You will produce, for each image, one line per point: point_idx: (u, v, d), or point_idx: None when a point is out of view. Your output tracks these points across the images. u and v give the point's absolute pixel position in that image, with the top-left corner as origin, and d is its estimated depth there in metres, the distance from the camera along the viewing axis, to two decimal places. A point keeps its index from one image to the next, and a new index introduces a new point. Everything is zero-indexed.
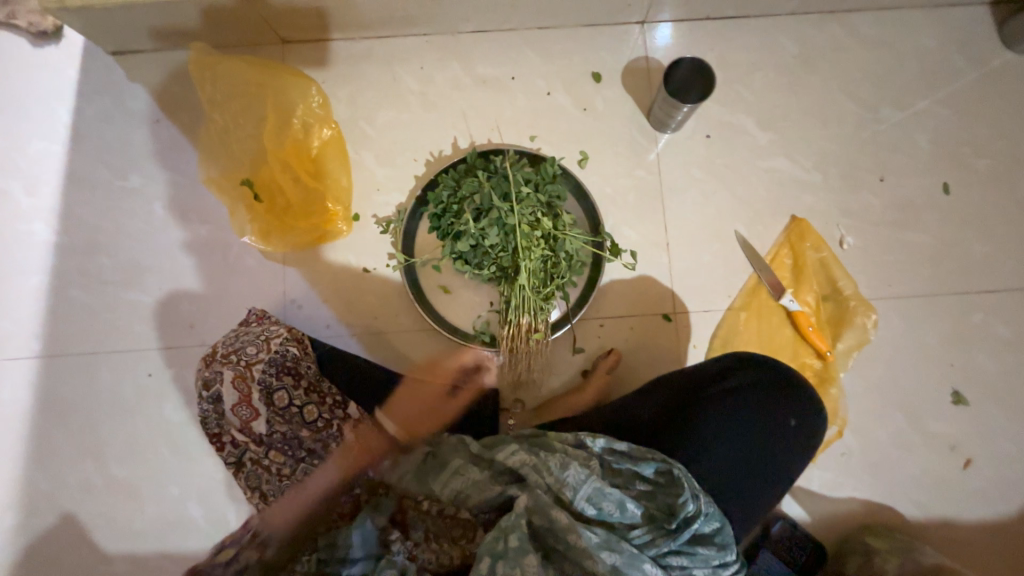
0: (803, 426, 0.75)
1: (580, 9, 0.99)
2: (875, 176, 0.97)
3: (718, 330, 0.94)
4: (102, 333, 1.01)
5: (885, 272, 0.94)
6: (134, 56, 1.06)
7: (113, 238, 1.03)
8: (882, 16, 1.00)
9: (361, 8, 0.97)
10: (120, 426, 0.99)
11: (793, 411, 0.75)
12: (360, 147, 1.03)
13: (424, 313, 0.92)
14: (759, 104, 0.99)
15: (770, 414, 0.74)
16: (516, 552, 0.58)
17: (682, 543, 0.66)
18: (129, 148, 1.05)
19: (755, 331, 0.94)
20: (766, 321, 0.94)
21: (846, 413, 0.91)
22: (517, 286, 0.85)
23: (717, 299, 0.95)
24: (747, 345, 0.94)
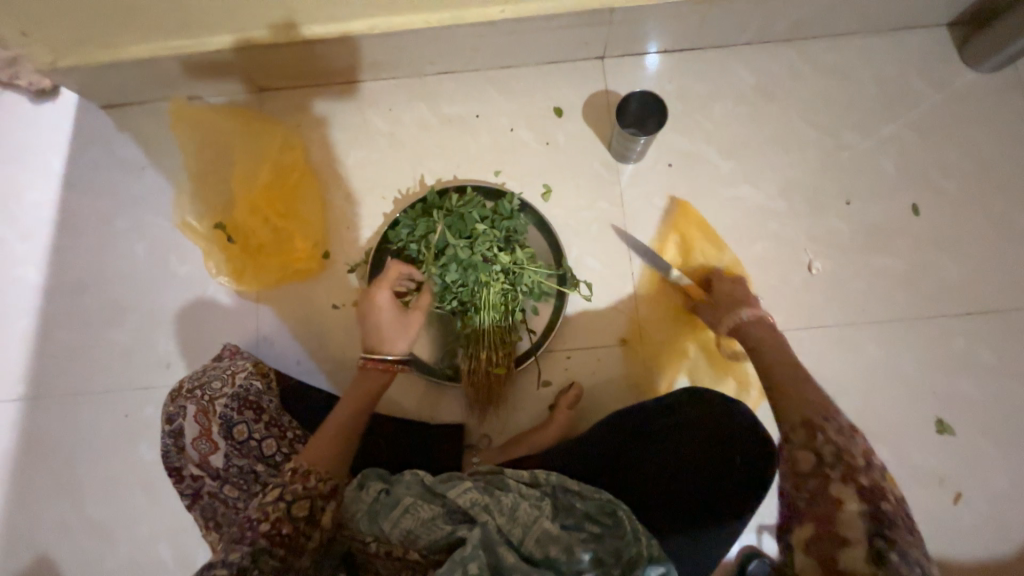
0: None
1: (539, 49, 1.02)
2: (841, 200, 0.96)
3: (619, 319, 0.95)
4: (83, 374, 1.04)
5: (857, 296, 0.92)
6: (122, 109, 1.12)
7: (98, 280, 1.07)
8: (840, 42, 1.01)
9: (329, 57, 1.02)
10: (97, 466, 1.00)
11: (743, 449, 0.70)
12: (330, 186, 1.05)
13: None
14: (719, 132, 1.00)
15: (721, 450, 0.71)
16: None
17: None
18: (116, 194, 1.10)
19: (655, 313, 0.95)
20: (662, 305, 0.95)
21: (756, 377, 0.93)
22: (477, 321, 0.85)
23: (616, 285, 0.96)
24: (650, 331, 0.94)
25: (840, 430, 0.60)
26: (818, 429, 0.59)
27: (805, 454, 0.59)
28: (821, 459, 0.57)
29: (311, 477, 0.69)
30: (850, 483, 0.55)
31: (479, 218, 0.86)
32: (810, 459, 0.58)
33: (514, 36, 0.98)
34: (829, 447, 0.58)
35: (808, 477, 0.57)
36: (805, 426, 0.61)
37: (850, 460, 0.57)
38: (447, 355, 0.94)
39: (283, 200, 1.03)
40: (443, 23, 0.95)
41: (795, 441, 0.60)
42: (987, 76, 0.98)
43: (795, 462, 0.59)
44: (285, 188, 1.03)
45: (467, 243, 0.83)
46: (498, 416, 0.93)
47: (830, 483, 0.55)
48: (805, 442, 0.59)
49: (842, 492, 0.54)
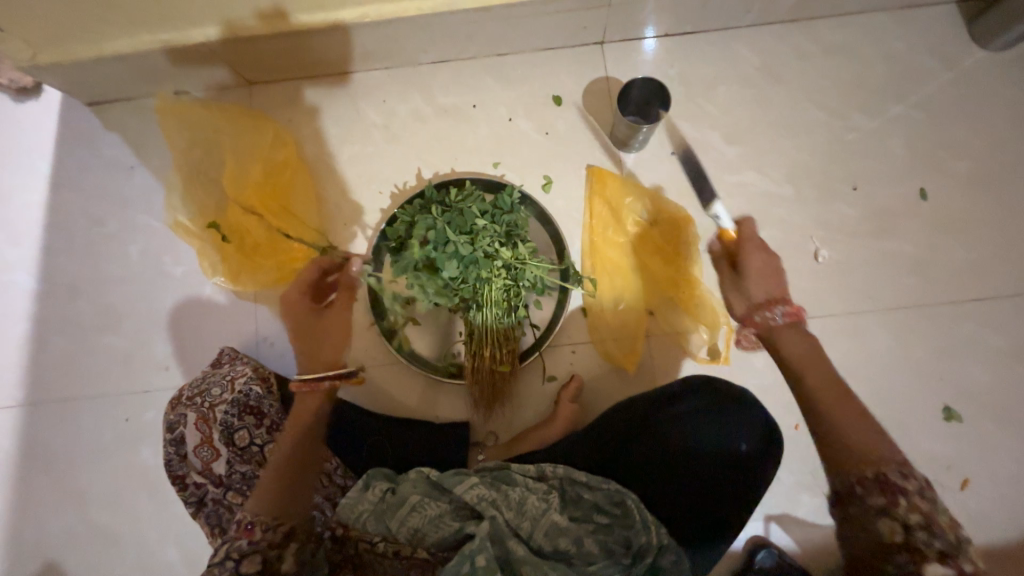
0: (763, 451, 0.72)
1: (537, 34, 0.99)
2: (849, 186, 0.94)
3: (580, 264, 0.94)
4: (82, 379, 1.03)
5: (864, 283, 0.91)
6: (108, 106, 1.09)
7: (93, 284, 1.05)
8: (847, 21, 0.98)
9: (320, 47, 0.98)
10: (101, 471, 1.00)
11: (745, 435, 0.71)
12: (325, 182, 1.03)
13: (390, 345, 0.91)
14: (723, 118, 0.97)
15: (722, 437, 0.71)
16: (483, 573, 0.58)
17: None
18: (106, 195, 1.07)
19: (613, 276, 0.93)
20: (619, 248, 0.94)
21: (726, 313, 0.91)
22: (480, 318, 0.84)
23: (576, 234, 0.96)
24: (611, 276, 0.93)
25: (920, 488, 0.55)
26: (896, 491, 0.54)
27: (888, 522, 0.54)
28: (906, 530, 0.53)
29: (256, 529, 0.64)
30: (948, 564, 0.51)
31: (479, 214, 0.83)
32: (895, 531, 0.53)
33: (511, 22, 0.95)
34: (916, 517, 0.53)
35: (893, 550, 0.53)
36: (881, 486, 0.55)
37: (940, 533, 0.52)
38: (448, 353, 0.93)
39: (276, 198, 1.00)
40: (437, 10, 0.91)
41: (870, 504, 0.56)
42: (997, 54, 0.96)
43: (873, 530, 0.55)
44: (279, 186, 1.01)
45: (467, 240, 0.81)
46: (504, 412, 0.92)
47: (926, 567, 0.51)
48: (886, 510, 0.54)
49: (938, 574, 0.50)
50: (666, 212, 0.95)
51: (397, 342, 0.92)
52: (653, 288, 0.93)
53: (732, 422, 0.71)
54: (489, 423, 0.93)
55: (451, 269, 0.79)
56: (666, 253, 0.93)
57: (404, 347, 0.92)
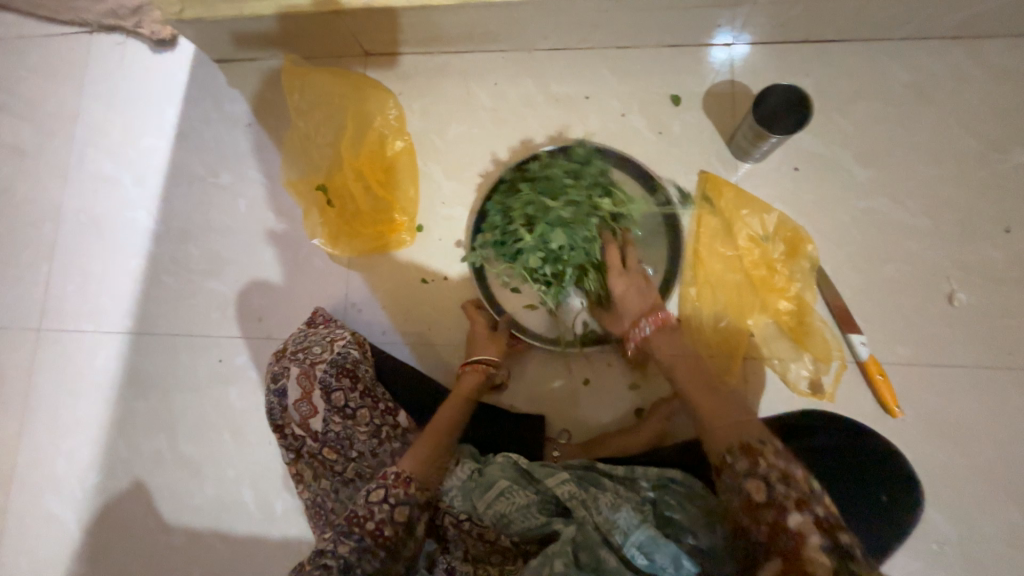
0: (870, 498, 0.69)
1: (664, 29, 0.95)
2: (998, 226, 0.84)
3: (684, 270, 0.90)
4: (183, 316, 1.09)
5: (1001, 336, 0.82)
6: (235, 63, 1.14)
7: (203, 229, 1.11)
8: (1016, 44, 0.88)
9: (443, 24, 0.98)
10: (189, 405, 1.06)
11: (882, 484, 0.70)
12: (429, 159, 1.05)
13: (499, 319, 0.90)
14: (859, 136, 0.90)
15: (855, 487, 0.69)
16: None
17: None
18: (223, 148, 1.13)
19: (717, 295, 0.88)
20: (726, 260, 0.89)
21: (841, 345, 0.84)
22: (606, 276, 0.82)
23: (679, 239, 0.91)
24: (715, 288, 0.89)
25: (776, 449, 0.60)
26: (756, 452, 0.59)
27: (755, 481, 0.57)
28: (771, 486, 0.56)
29: (412, 484, 0.67)
30: (806, 511, 0.55)
31: (562, 173, 0.84)
32: (761, 488, 0.57)
33: (641, 14, 0.91)
34: (774, 471, 0.57)
35: (762, 510, 0.56)
36: (743, 449, 0.60)
37: (796, 484, 0.57)
38: (561, 325, 0.91)
39: (384, 167, 1.01)
40: None
41: (738, 470, 0.59)
42: None
43: (747, 493, 0.58)
44: (388, 157, 1.02)
45: (563, 205, 0.82)
46: (581, 411, 0.91)
47: (786, 513, 0.55)
48: (750, 472, 0.58)
49: (798, 523, 0.55)
50: (785, 232, 0.88)
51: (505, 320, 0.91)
52: (760, 308, 0.87)
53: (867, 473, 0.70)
54: (563, 420, 0.91)
55: (561, 235, 0.80)
56: (778, 278, 0.86)
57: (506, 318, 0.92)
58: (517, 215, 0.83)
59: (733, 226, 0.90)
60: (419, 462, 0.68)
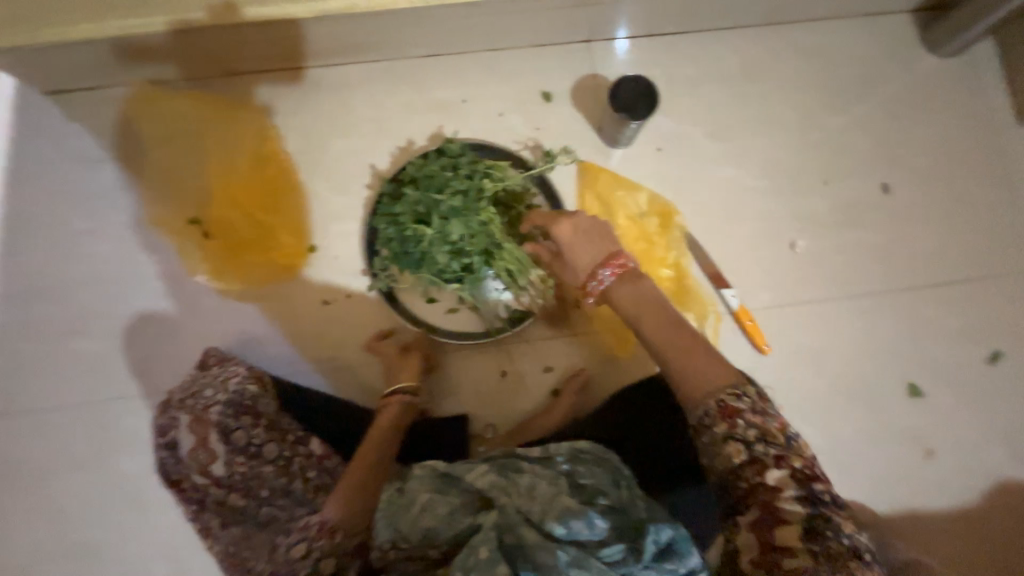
0: None
1: (526, 31, 1.00)
2: (821, 181, 1.00)
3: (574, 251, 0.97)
4: (48, 385, 0.96)
5: (837, 272, 0.97)
6: (69, 94, 1.01)
7: (58, 284, 0.98)
8: (815, 26, 1.04)
9: (305, 38, 0.95)
10: (71, 483, 0.94)
11: None
12: (311, 175, 1.00)
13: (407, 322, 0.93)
14: (706, 116, 1.02)
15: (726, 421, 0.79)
16: (488, 564, 0.59)
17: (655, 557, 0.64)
18: (71, 190, 1.00)
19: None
20: None
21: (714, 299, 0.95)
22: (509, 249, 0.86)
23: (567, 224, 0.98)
24: None
25: (753, 404, 0.63)
26: (734, 412, 0.62)
27: (735, 444, 0.61)
28: (751, 446, 0.60)
29: (337, 532, 0.69)
30: (783, 467, 0.59)
31: (441, 168, 0.87)
32: (739, 449, 0.60)
33: (500, 17, 0.95)
34: (753, 431, 0.61)
35: (742, 470, 0.60)
36: (721, 412, 0.62)
37: (774, 441, 0.61)
38: (477, 321, 0.94)
39: (263, 191, 0.98)
40: (428, 3, 0.89)
41: (716, 433, 0.62)
42: (948, 60, 1.03)
43: (726, 456, 0.61)
44: (265, 179, 0.98)
45: (450, 196, 0.84)
46: (503, 403, 0.93)
47: (764, 471, 0.59)
48: (728, 433, 0.61)
49: (777, 478, 0.58)
50: (656, 207, 0.99)
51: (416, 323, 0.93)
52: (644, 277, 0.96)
53: None
54: (487, 415, 0.93)
55: (458, 226, 0.82)
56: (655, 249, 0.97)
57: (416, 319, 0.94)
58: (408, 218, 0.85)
59: (613, 207, 0.98)
60: (340, 503, 0.72)
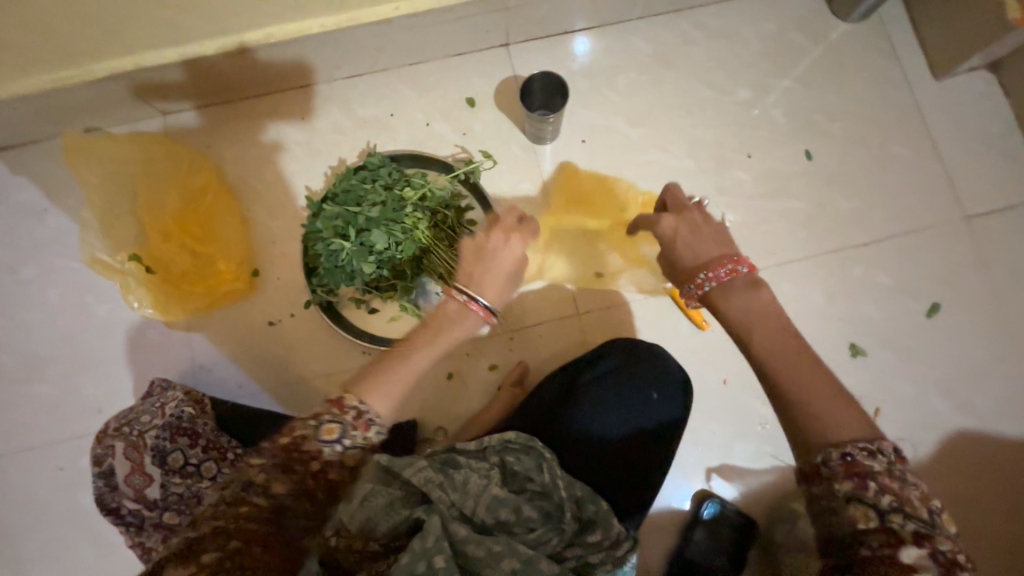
0: (669, 398, 0.78)
1: (443, 41, 1.03)
2: (743, 154, 1.02)
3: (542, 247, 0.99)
4: (7, 432, 0.99)
5: (767, 242, 0.99)
6: (11, 149, 1.05)
7: (10, 332, 1.01)
8: (723, 7, 1.07)
9: (230, 71, 0.99)
10: (34, 525, 0.96)
11: (655, 385, 0.78)
12: (249, 202, 1.03)
13: (348, 334, 0.95)
14: (626, 104, 1.04)
15: (638, 394, 0.78)
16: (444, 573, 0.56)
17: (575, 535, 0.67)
18: (17, 241, 1.03)
19: (570, 271, 0.99)
20: (570, 224, 1.00)
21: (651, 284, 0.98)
22: (434, 254, 0.88)
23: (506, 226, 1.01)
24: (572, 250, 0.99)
25: (887, 465, 0.51)
26: (864, 473, 0.50)
27: (861, 508, 0.49)
28: (882, 515, 0.49)
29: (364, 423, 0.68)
30: (926, 547, 0.47)
31: (360, 182, 0.88)
32: (867, 517, 0.49)
33: (413, 31, 0.99)
34: (888, 497, 0.49)
35: (864, 537, 0.49)
36: (846, 467, 0.51)
37: (915, 514, 0.49)
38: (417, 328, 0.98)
39: (197, 221, 0.98)
40: (339, 25, 0.94)
41: (839, 491, 0.51)
42: (857, 25, 1.05)
43: (847, 520, 0.50)
44: (199, 210, 0.99)
45: (370, 208, 0.85)
46: (450, 404, 0.96)
47: (900, 549, 0.47)
48: (853, 495, 0.50)
49: (915, 559, 0.47)
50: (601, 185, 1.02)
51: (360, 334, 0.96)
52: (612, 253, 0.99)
53: (647, 379, 0.79)
54: (436, 418, 0.96)
55: (380, 235, 0.83)
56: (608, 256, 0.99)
57: (357, 332, 0.97)
58: (330, 232, 0.85)
59: (564, 194, 1.01)
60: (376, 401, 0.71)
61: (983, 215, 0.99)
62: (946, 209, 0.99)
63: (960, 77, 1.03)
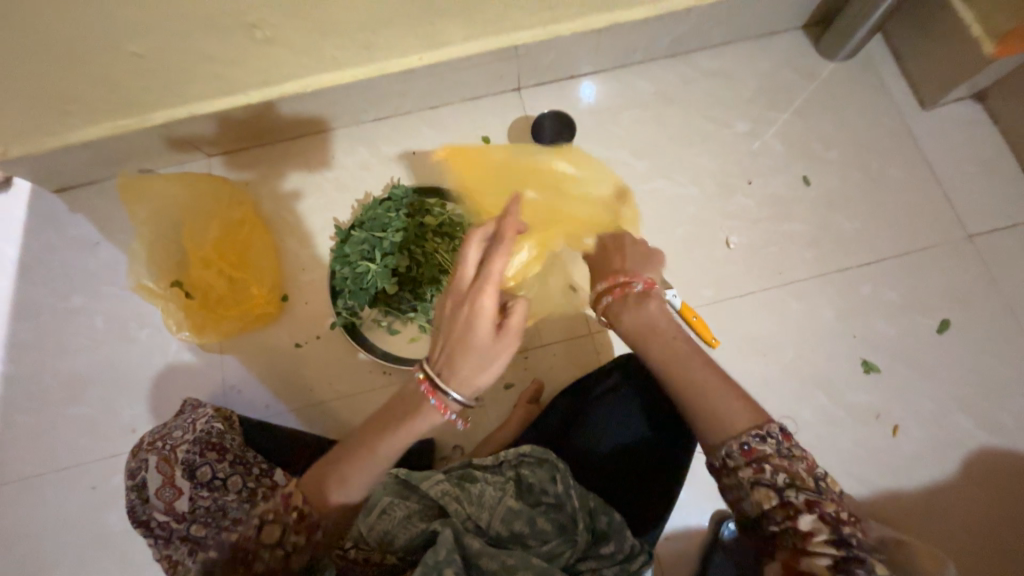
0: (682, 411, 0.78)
1: (461, 86, 1.14)
2: (744, 181, 1.08)
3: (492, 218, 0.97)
4: (49, 452, 1.03)
5: (773, 262, 1.02)
6: (74, 189, 1.16)
7: (59, 356, 1.08)
8: (717, 50, 1.16)
9: (270, 117, 1.10)
10: (67, 544, 0.99)
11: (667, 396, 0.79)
12: (283, 234, 1.12)
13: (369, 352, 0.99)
14: (630, 137, 1.12)
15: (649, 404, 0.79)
16: None
17: (592, 548, 0.66)
18: (72, 271, 1.12)
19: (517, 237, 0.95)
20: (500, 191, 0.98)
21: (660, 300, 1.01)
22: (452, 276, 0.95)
23: None
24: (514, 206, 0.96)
25: (778, 445, 0.55)
26: (760, 457, 0.55)
27: (763, 490, 0.53)
28: (781, 492, 0.53)
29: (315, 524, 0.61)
30: (816, 511, 0.51)
31: (385, 211, 0.96)
32: (770, 497, 0.53)
33: (435, 78, 1.10)
34: (781, 474, 0.53)
35: (770, 514, 0.53)
36: (745, 454, 0.55)
37: (805, 485, 0.53)
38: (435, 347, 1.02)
39: (235, 249, 1.06)
40: (369, 75, 1.05)
41: (744, 478, 0.55)
42: (845, 63, 1.14)
43: (755, 501, 0.54)
44: (237, 240, 1.07)
45: (392, 233, 0.93)
46: (466, 423, 0.98)
47: (798, 518, 0.51)
48: (755, 480, 0.54)
49: (810, 523, 0.51)
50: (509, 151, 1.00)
51: (382, 352, 1.00)
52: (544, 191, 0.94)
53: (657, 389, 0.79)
54: (454, 437, 0.98)
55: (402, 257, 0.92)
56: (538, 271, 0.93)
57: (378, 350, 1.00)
58: (357, 255, 0.94)
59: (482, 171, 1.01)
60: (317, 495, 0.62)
61: (985, 233, 1.01)
62: (948, 228, 1.02)
63: (948, 106, 1.09)
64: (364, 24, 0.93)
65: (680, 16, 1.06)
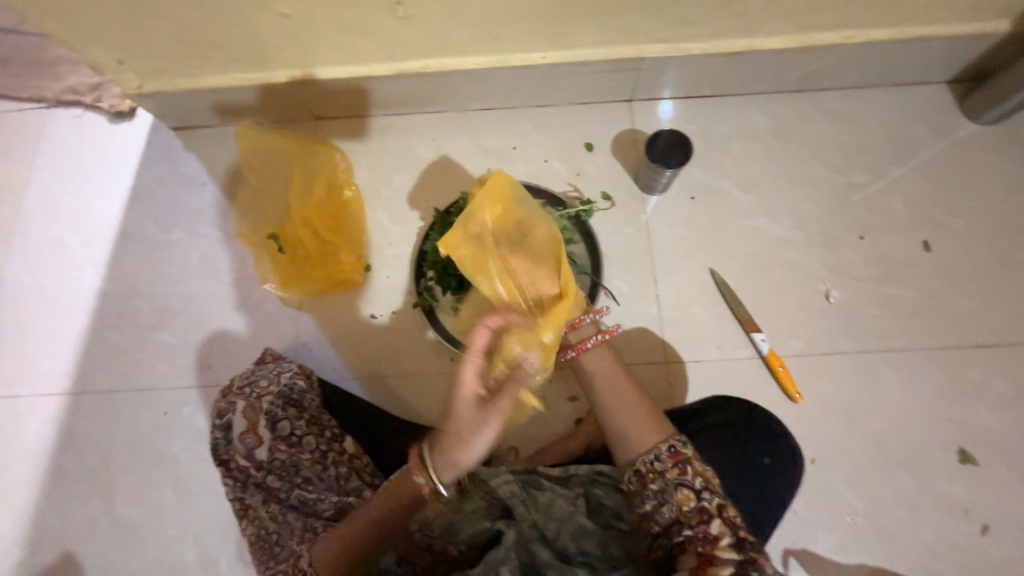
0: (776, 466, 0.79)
1: (573, 89, 1.12)
2: (855, 235, 1.02)
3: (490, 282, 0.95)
4: (128, 372, 1.10)
5: (874, 326, 0.97)
6: (190, 129, 1.22)
7: (152, 284, 1.14)
8: (847, 93, 1.10)
9: (385, 91, 1.12)
10: (132, 463, 1.05)
11: (764, 449, 0.80)
12: (375, 206, 1.14)
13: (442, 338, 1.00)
14: (739, 169, 1.08)
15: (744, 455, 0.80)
16: None
17: None
18: (176, 206, 1.19)
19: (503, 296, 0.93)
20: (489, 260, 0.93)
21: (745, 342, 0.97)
22: None
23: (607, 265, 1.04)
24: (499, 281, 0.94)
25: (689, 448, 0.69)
26: (684, 461, 0.67)
27: (683, 490, 0.66)
28: (697, 492, 0.65)
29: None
30: (723, 512, 0.64)
31: None
32: (688, 496, 0.65)
33: (551, 78, 1.09)
34: (699, 477, 0.66)
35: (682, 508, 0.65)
36: (671, 457, 0.68)
37: (715, 490, 0.66)
38: None
39: (331, 214, 1.10)
40: (490, 65, 1.05)
41: (670, 480, 0.67)
42: (987, 128, 1.06)
43: (675, 500, 0.66)
44: (335, 206, 1.10)
45: None
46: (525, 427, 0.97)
47: (709, 519, 0.64)
48: (678, 477, 0.66)
49: (718, 527, 0.63)
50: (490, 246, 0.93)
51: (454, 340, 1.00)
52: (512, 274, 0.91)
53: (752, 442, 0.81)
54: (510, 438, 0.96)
55: None
56: None
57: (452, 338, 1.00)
58: None
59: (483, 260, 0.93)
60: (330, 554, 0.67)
61: None
62: None
63: None
64: (500, 17, 0.93)
65: (818, 53, 1.01)
